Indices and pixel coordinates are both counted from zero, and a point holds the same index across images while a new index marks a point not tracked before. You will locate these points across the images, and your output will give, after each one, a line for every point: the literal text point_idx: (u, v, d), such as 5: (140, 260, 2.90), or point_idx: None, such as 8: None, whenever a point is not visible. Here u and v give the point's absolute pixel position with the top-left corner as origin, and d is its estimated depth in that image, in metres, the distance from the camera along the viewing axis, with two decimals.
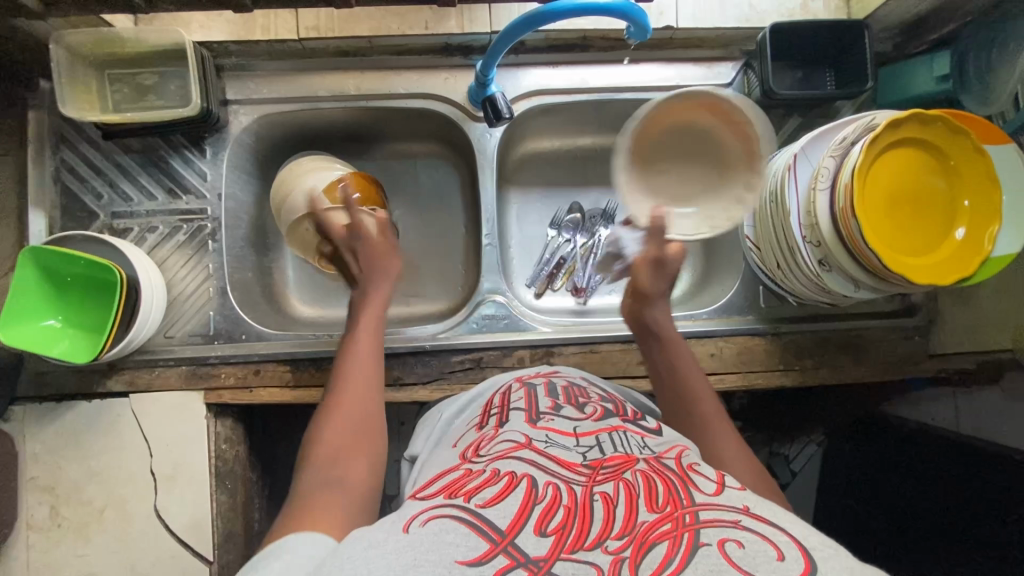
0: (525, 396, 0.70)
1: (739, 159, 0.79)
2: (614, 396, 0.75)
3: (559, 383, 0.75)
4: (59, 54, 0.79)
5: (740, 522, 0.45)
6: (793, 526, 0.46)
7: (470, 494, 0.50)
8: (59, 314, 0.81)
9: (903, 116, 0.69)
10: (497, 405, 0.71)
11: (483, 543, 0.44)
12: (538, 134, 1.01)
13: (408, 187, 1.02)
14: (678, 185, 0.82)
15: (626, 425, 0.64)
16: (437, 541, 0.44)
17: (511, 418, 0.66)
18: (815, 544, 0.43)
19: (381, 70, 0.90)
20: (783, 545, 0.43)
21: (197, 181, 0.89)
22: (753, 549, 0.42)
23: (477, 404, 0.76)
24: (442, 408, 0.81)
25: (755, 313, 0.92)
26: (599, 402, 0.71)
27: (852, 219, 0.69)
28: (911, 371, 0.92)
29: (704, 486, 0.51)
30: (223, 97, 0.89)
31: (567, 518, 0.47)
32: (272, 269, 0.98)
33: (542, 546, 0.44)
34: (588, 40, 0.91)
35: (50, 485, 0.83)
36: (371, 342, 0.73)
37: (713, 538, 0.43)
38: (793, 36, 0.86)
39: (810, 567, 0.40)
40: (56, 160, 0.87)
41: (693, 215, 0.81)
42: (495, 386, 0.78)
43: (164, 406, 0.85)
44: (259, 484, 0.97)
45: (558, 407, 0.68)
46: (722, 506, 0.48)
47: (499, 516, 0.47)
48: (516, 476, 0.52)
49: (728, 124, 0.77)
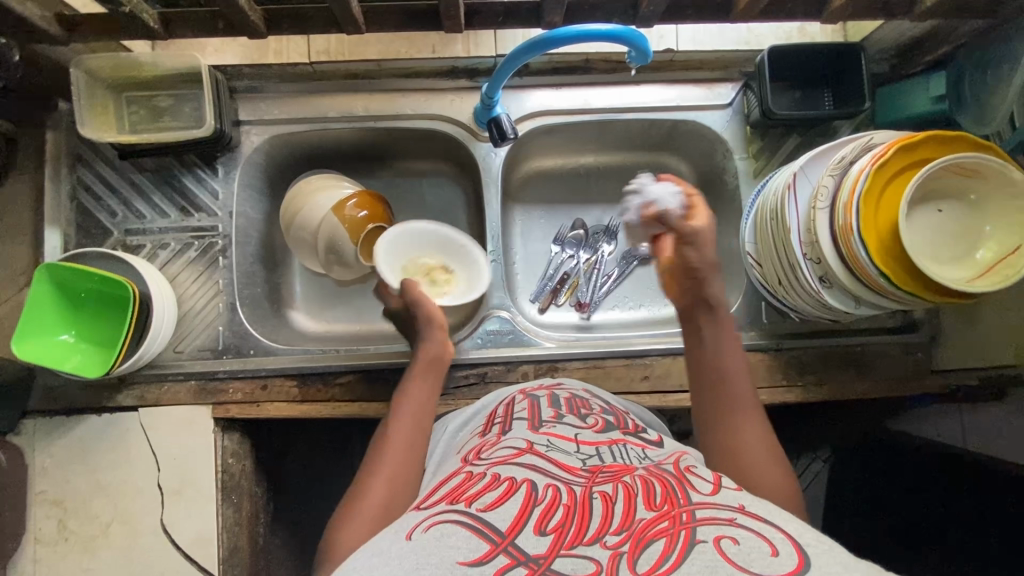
0: (528, 407, 0.72)
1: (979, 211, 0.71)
2: (616, 409, 0.76)
3: (562, 394, 0.76)
4: (79, 77, 0.82)
5: (735, 520, 0.46)
6: (787, 523, 0.47)
7: (471, 499, 0.52)
8: (72, 329, 0.83)
9: (918, 138, 0.70)
10: (500, 415, 0.72)
11: (484, 544, 0.45)
12: (542, 153, 1.03)
13: (414, 206, 1.04)
14: (931, 237, 0.73)
15: (627, 438, 0.65)
16: (440, 544, 0.46)
17: (513, 427, 0.67)
18: (809, 540, 0.44)
19: (389, 92, 0.92)
20: (777, 541, 0.44)
21: (209, 199, 0.91)
22: (747, 545, 0.43)
23: (480, 416, 0.77)
24: (447, 419, 0.82)
25: (757, 328, 0.92)
26: (601, 414, 0.72)
27: (853, 238, 0.70)
28: (915, 388, 0.91)
29: (700, 487, 0.52)
30: (236, 118, 0.91)
31: (566, 516, 0.48)
32: (280, 285, 1.00)
33: (542, 544, 0.45)
34: (590, 63, 0.93)
35: (59, 499, 0.84)
36: (416, 414, 0.71)
37: (709, 535, 0.44)
38: (791, 59, 0.88)
39: (803, 561, 0.42)
40: (72, 179, 0.89)
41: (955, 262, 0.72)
42: (498, 399, 0.79)
43: (173, 419, 0.86)
44: (265, 499, 0.98)
45: (560, 416, 0.69)
46: (717, 505, 0.49)
47: (499, 519, 0.48)
48: (516, 481, 0.53)
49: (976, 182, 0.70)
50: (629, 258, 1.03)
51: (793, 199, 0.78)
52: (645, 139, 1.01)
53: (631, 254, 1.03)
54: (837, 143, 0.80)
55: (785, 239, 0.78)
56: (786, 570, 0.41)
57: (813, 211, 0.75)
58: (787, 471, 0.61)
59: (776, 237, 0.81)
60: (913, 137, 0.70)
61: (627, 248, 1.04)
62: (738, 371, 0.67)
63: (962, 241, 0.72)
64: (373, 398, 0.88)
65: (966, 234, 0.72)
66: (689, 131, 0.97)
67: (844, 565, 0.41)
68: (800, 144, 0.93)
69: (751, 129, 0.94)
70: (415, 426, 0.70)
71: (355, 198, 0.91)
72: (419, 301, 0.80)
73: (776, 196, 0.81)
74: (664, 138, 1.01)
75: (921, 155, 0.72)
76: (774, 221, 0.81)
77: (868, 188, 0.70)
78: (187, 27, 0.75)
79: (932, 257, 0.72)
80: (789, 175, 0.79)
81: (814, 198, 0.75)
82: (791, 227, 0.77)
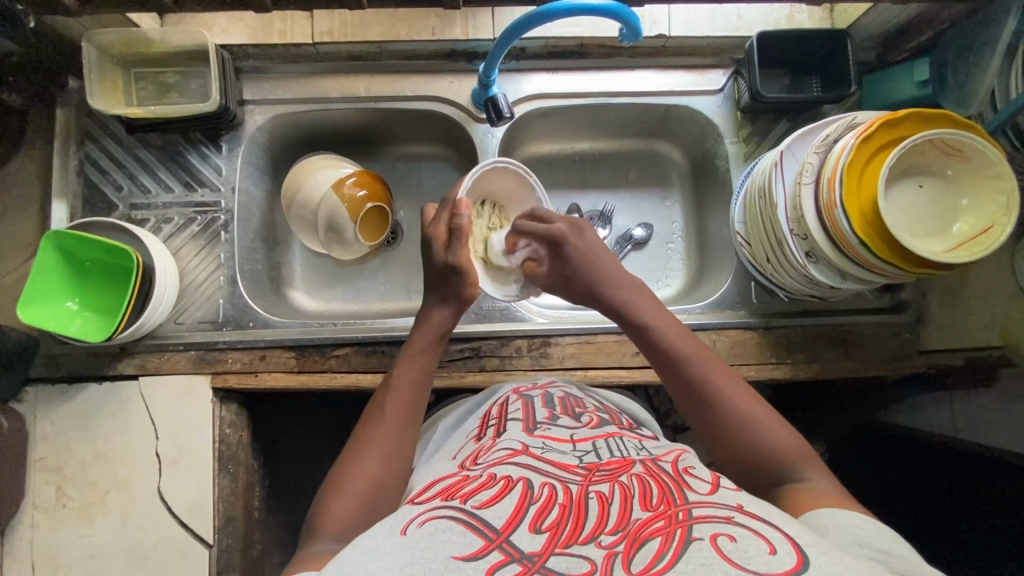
0: (522, 407, 0.74)
1: (962, 186, 0.73)
2: (610, 407, 0.79)
3: (556, 394, 0.79)
4: (91, 52, 0.85)
5: (734, 518, 0.47)
6: (785, 523, 0.48)
7: (467, 497, 0.52)
8: (77, 297, 0.85)
9: (899, 115, 0.72)
10: (495, 416, 0.74)
11: (478, 539, 0.46)
12: (538, 138, 1.05)
13: (412, 187, 1.07)
14: (908, 210, 0.75)
15: (623, 432, 0.68)
16: (433, 540, 0.46)
17: (509, 428, 0.68)
18: (807, 540, 0.45)
19: (391, 74, 0.95)
20: (775, 540, 0.45)
21: (212, 175, 0.93)
22: (744, 543, 0.44)
23: (474, 417, 0.78)
24: (439, 419, 0.85)
25: (747, 307, 0.94)
26: (594, 412, 0.74)
27: (838, 212, 0.72)
28: (904, 368, 0.92)
29: (698, 487, 0.52)
30: (240, 97, 0.94)
31: (561, 515, 0.48)
32: (280, 263, 1.02)
33: (537, 542, 0.45)
34: (585, 48, 0.95)
35: (58, 466, 0.85)
36: (409, 394, 0.71)
37: (705, 533, 0.45)
38: (777, 45, 0.90)
39: (801, 560, 0.42)
40: (80, 154, 0.92)
41: (932, 236, 0.74)
42: (493, 399, 0.81)
43: (172, 388, 0.87)
44: (260, 471, 0.99)
45: (555, 417, 0.71)
46: (714, 504, 0.49)
47: (495, 515, 0.49)
48: (512, 480, 0.54)
49: (958, 158, 0.72)
50: (623, 243, 1.05)
51: (780, 176, 0.80)
52: (638, 125, 1.04)
53: (625, 239, 1.05)
54: (822, 123, 0.82)
55: (773, 217, 0.81)
56: (784, 569, 0.41)
57: (799, 185, 0.77)
58: (795, 433, 0.64)
59: (765, 216, 0.83)
60: (897, 113, 0.72)
61: (621, 233, 1.06)
62: (705, 360, 0.69)
63: (943, 216, 0.74)
64: (368, 368, 0.90)
65: (949, 209, 0.74)
66: (682, 116, 1.00)
67: (840, 564, 0.42)
68: (789, 129, 0.96)
69: (742, 115, 0.96)
70: (406, 406, 0.70)
71: (353, 177, 0.94)
72: (467, 278, 0.74)
73: (765, 174, 0.83)
74: (658, 124, 1.03)
75: (906, 130, 0.73)
76: (762, 200, 0.83)
77: (853, 161, 0.72)
78: (198, 3, 0.78)
79: (910, 230, 0.75)
80: (777, 154, 0.81)
81: (800, 174, 0.78)
82: (778, 204, 0.79)
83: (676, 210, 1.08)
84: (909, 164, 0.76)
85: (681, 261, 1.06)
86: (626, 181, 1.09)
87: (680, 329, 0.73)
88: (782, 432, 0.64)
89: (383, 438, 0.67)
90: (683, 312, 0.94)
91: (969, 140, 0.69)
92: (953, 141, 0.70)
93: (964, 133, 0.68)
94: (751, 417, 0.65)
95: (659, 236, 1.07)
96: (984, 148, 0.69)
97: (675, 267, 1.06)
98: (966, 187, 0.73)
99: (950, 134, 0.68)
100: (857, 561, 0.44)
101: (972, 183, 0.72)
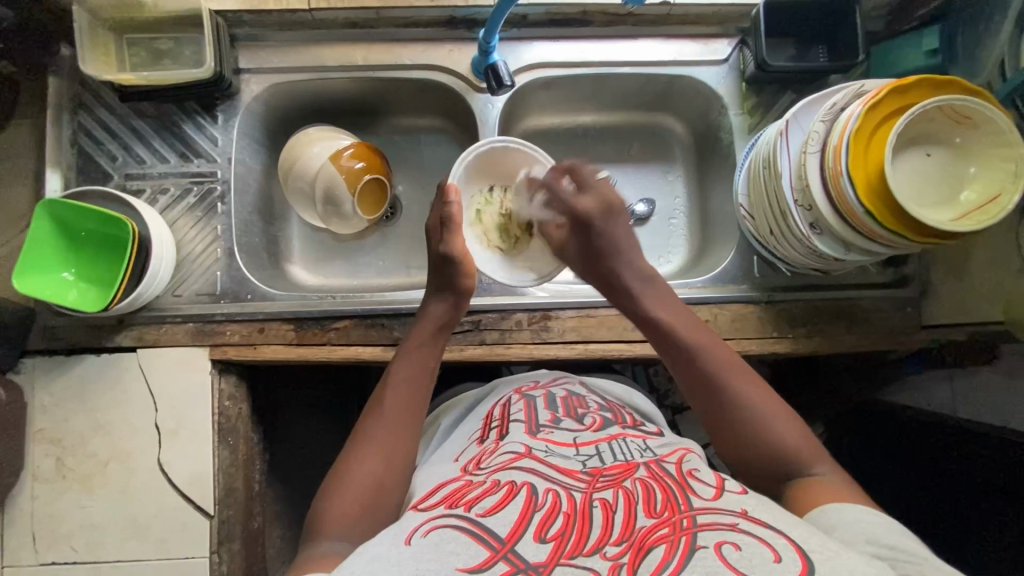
0: (525, 408, 0.73)
1: (972, 152, 0.72)
2: (612, 405, 0.78)
3: (559, 393, 0.78)
4: (81, 17, 0.84)
5: (738, 526, 0.47)
6: (791, 527, 0.47)
7: (470, 504, 0.52)
8: (73, 268, 0.84)
9: (913, 79, 0.70)
10: (497, 418, 0.74)
11: (483, 550, 0.46)
12: (540, 110, 1.04)
13: (411, 161, 1.06)
14: (915, 180, 0.74)
15: (626, 433, 0.68)
16: (439, 551, 0.45)
17: (511, 431, 0.68)
18: (814, 546, 0.45)
19: (388, 43, 0.93)
20: (780, 547, 0.44)
21: (209, 146, 0.92)
22: (749, 552, 0.44)
23: (476, 418, 0.77)
24: (440, 416, 0.86)
25: (749, 282, 0.93)
26: (598, 412, 0.74)
27: (844, 183, 0.71)
28: (903, 342, 0.92)
29: (702, 492, 0.52)
30: (235, 66, 0.92)
31: (566, 524, 0.48)
32: (279, 238, 1.01)
33: (542, 552, 0.46)
34: (588, 15, 0.92)
35: (57, 436, 0.85)
36: (414, 384, 0.70)
37: (710, 541, 0.45)
38: (784, 12, 0.89)
39: (806, 569, 0.42)
40: (73, 124, 0.90)
41: (942, 205, 0.73)
42: (495, 398, 0.80)
43: (170, 360, 0.87)
44: (261, 445, 0.99)
45: (558, 419, 0.70)
46: (718, 510, 0.49)
47: (500, 524, 0.48)
48: (516, 484, 0.54)
49: (965, 125, 0.71)
50: None
51: (785, 144, 0.79)
52: (639, 98, 1.03)
53: None
54: (830, 91, 0.81)
55: (777, 185, 0.80)
56: None
57: (804, 155, 0.76)
58: (808, 432, 0.63)
59: (768, 187, 0.82)
60: (906, 80, 0.71)
61: None
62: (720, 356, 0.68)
63: (951, 185, 0.73)
64: (368, 342, 0.89)
65: (957, 177, 0.73)
66: (685, 87, 0.99)
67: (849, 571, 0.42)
68: (794, 100, 0.94)
69: (747, 85, 0.95)
70: (409, 395, 0.69)
71: (352, 148, 0.92)
72: (462, 269, 0.76)
73: (769, 145, 0.83)
74: (661, 95, 1.02)
75: (916, 96, 0.72)
76: (766, 170, 0.82)
77: (861, 128, 0.71)
78: None
79: (919, 201, 0.73)
80: (782, 124, 0.81)
81: (805, 144, 0.77)
82: (783, 173, 0.78)
83: (678, 186, 1.07)
84: (917, 134, 0.74)
85: (683, 236, 1.05)
86: (629, 155, 1.08)
87: (693, 324, 0.71)
88: (791, 429, 0.62)
89: (387, 429, 0.66)
90: (685, 286, 0.93)
91: (975, 105, 0.67)
92: (961, 108, 0.69)
93: (972, 98, 0.67)
94: (765, 416, 0.63)
95: (661, 212, 1.06)
96: (993, 113, 0.67)
97: (676, 244, 1.05)
98: (973, 153, 0.72)
99: (956, 99, 0.67)
100: (862, 561, 0.44)
101: (982, 150, 0.71)
